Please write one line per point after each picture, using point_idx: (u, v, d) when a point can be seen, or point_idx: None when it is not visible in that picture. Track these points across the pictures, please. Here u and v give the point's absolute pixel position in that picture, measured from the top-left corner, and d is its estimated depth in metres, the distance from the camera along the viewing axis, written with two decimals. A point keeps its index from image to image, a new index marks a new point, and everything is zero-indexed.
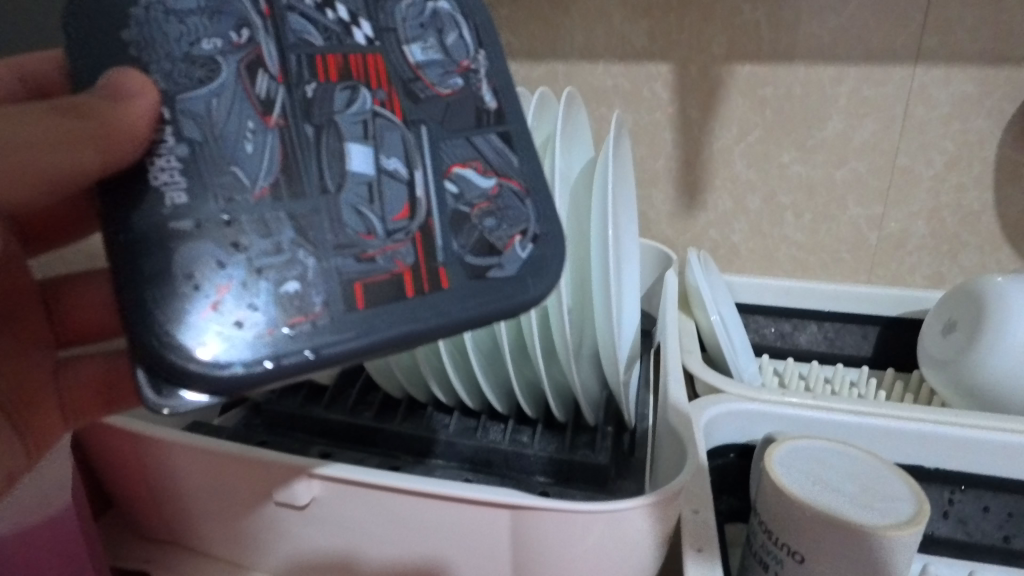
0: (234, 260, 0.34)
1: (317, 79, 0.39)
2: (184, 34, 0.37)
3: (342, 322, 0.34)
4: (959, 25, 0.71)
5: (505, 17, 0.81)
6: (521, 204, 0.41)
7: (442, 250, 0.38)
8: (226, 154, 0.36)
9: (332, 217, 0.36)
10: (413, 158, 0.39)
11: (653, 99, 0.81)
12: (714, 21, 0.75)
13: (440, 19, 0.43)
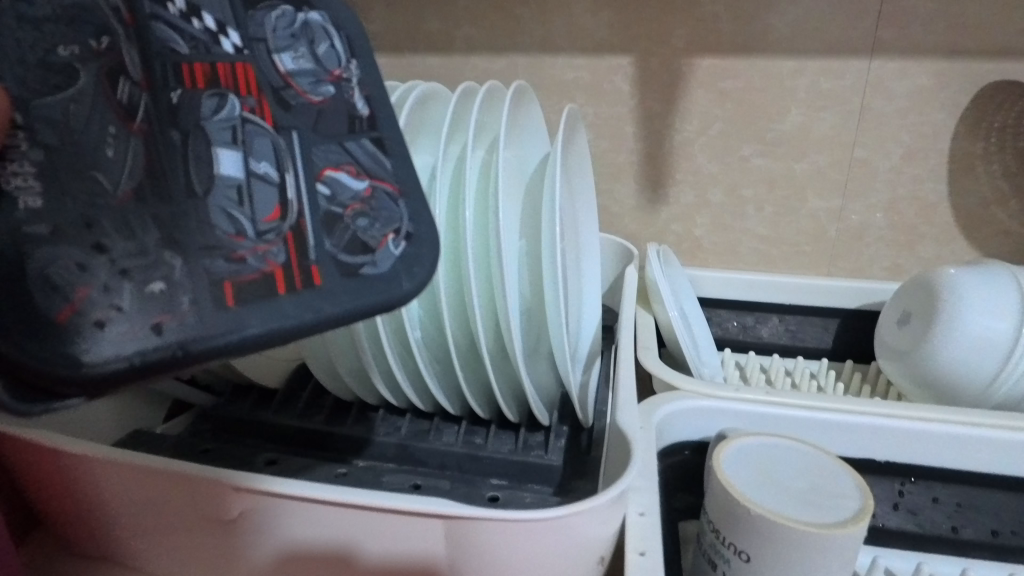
0: (96, 261, 0.35)
1: (183, 87, 0.40)
2: (39, 39, 0.38)
3: (205, 319, 0.33)
4: (914, 17, 0.71)
5: (464, 8, 0.80)
6: (395, 205, 0.40)
7: (315, 249, 0.37)
8: (87, 158, 0.37)
9: (200, 220, 0.37)
10: (285, 162, 0.39)
11: (614, 92, 0.80)
12: (673, 13, 0.75)
13: (311, 29, 0.42)
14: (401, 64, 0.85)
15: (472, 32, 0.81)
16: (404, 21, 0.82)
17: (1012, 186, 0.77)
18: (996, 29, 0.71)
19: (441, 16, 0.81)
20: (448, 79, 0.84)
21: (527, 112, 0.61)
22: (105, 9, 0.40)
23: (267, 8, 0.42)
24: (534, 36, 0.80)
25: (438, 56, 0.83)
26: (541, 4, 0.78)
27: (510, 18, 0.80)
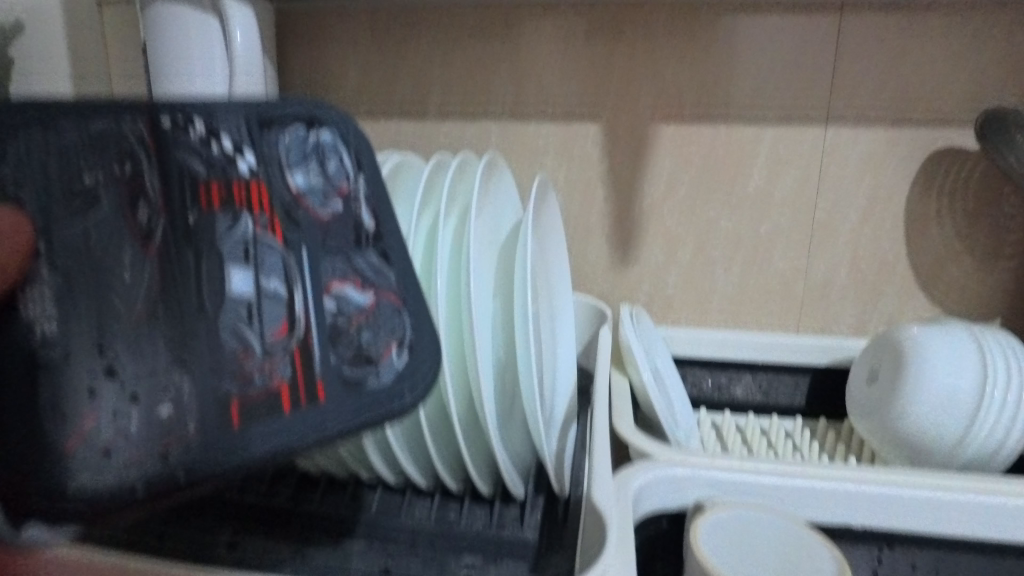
0: (108, 386, 0.39)
1: (199, 210, 0.42)
2: (69, 171, 0.42)
3: (214, 440, 0.38)
4: (862, 88, 0.77)
5: (439, 79, 0.84)
6: (397, 316, 0.43)
7: (320, 363, 0.41)
8: (105, 282, 0.41)
9: (209, 341, 0.40)
10: (293, 278, 0.42)
11: (583, 156, 0.82)
12: (639, 83, 0.79)
13: (322, 148, 0.45)
14: (377, 130, 0.87)
15: (446, 100, 0.84)
16: (381, 90, 0.85)
17: (967, 246, 0.80)
18: (938, 98, 0.76)
19: (417, 85, 0.85)
20: (422, 145, 0.87)
21: (499, 184, 0.63)
22: (130, 139, 0.43)
23: (280, 129, 0.45)
24: (506, 103, 0.83)
25: (414, 122, 0.86)
26: (514, 74, 0.82)
27: (483, 87, 0.83)
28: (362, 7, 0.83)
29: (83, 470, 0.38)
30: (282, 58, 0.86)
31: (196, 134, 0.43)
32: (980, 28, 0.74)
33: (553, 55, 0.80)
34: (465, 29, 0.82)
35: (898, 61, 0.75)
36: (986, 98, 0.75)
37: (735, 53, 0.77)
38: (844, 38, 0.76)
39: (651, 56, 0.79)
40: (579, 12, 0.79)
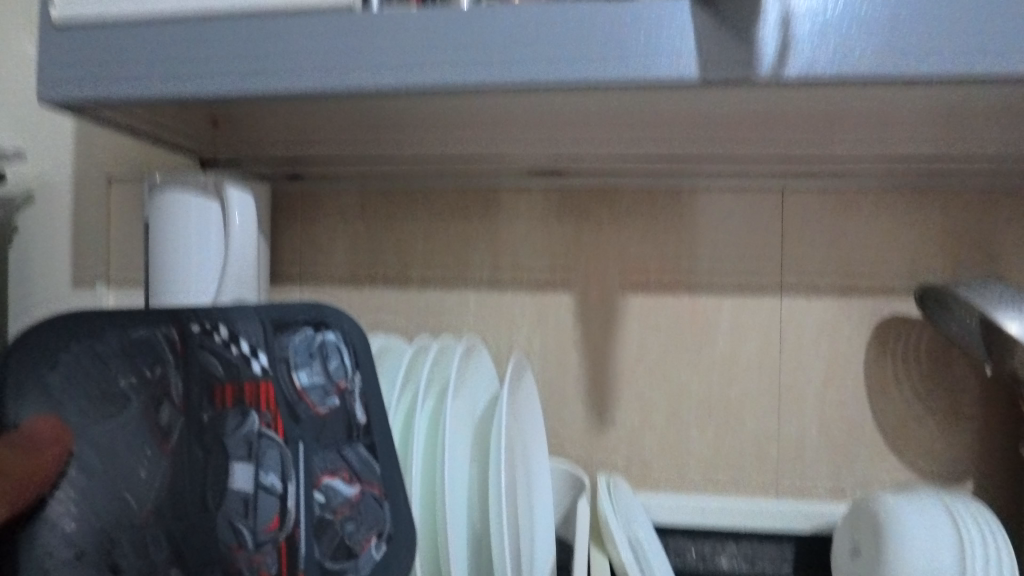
0: (118, 571, 0.49)
1: (214, 408, 0.56)
2: (103, 375, 0.53)
3: None
4: (809, 262, 0.84)
5: (422, 253, 0.91)
6: (378, 506, 0.59)
7: (304, 558, 0.56)
8: (121, 475, 0.51)
9: (219, 525, 0.53)
10: (288, 476, 0.57)
11: (557, 324, 0.87)
12: (607, 257, 0.87)
13: (325, 347, 0.62)
14: (362, 298, 0.92)
15: (429, 270, 0.91)
16: (368, 262, 0.92)
17: (929, 408, 0.82)
18: (878, 271, 0.83)
19: (401, 257, 0.91)
20: (405, 312, 0.91)
21: (478, 363, 0.67)
22: (161, 343, 0.56)
23: (291, 333, 0.61)
24: (484, 273, 0.89)
25: (397, 290, 0.91)
26: (492, 249, 0.89)
27: (464, 259, 0.90)
28: (353, 190, 0.92)
29: None
30: (279, 233, 0.94)
31: (220, 339, 0.59)
32: (905, 211, 0.83)
33: (528, 232, 0.88)
34: (448, 209, 0.90)
35: (838, 239, 0.84)
36: (921, 271, 0.83)
37: (691, 231, 0.86)
38: (787, 220, 0.84)
39: (616, 234, 0.87)
40: (550, 196, 0.88)
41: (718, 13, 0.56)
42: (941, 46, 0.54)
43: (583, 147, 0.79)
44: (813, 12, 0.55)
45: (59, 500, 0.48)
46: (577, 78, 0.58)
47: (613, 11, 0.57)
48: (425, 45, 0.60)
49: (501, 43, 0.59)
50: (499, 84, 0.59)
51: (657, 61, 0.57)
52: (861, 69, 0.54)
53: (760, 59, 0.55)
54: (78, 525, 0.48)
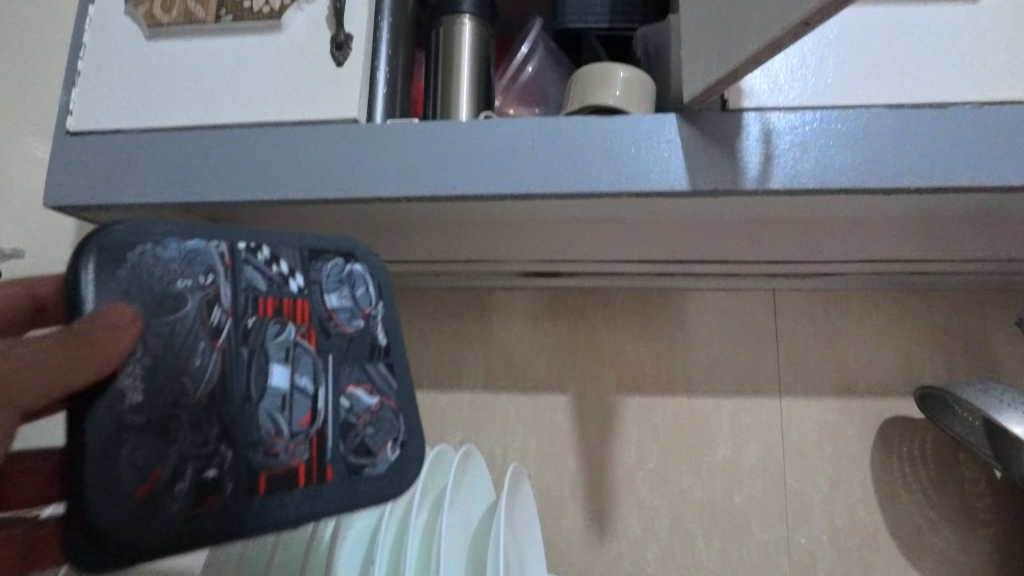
0: (172, 450, 0.43)
1: (258, 315, 0.49)
2: (164, 276, 0.45)
3: (243, 504, 0.45)
4: (805, 363, 0.84)
5: (415, 350, 0.90)
6: (393, 419, 0.55)
7: (332, 451, 0.51)
8: (178, 365, 0.44)
9: (251, 419, 0.47)
10: (320, 378, 0.51)
11: (553, 426, 0.85)
12: (601, 359, 0.86)
13: (353, 276, 0.56)
14: None
15: (422, 371, 0.89)
16: None
17: (942, 515, 0.79)
18: (874, 372, 0.83)
19: None
20: None
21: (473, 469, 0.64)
22: (212, 252, 0.48)
23: (325, 259, 0.55)
24: (478, 375, 0.88)
25: None
26: (487, 349, 0.89)
27: (456, 361, 0.89)
28: None
29: (133, 531, 0.40)
30: None
31: (262, 258, 0.51)
32: (894, 312, 0.85)
33: (522, 333, 0.88)
34: (443, 310, 0.91)
35: (832, 339, 0.84)
36: (917, 372, 0.83)
37: (685, 332, 0.86)
38: (779, 320, 0.85)
39: (611, 335, 0.87)
40: (544, 297, 0.89)
41: (703, 129, 0.59)
42: (910, 161, 0.57)
43: (577, 249, 0.81)
44: (791, 129, 0.59)
45: (126, 374, 0.41)
46: (570, 190, 0.60)
47: (603, 128, 0.61)
48: (426, 157, 0.63)
49: (498, 155, 0.62)
50: (495, 195, 0.61)
51: (647, 175, 0.59)
52: (840, 180, 0.57)
53: (744, 171, 0.59)
54: (139, 403, 0.42)
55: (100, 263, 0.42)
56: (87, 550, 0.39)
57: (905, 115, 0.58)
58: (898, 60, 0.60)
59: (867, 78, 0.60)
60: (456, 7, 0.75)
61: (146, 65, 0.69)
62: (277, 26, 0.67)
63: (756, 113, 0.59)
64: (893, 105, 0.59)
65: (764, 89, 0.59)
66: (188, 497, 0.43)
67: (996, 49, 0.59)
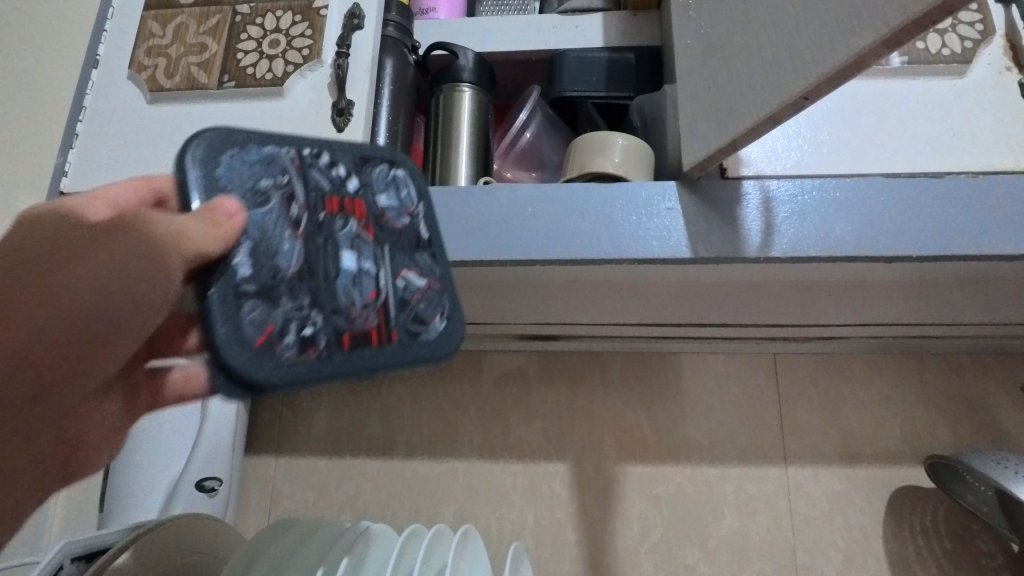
0: (276, 310, 0.43)
1: (325, 206, 0.48)
2: (249, 177, 0.45)
3: (336, 358, 0.45)
4: (810, 429, 0.82)
5: (408, 415, 0.87)
6: (439, 297, 0.53)
7: (396, 318, 0.50)
8: (273, 247, 0.44)
9: (330, 291, 0.46)
10: (380, 261, 0.50)
11: (552, 496, 0.81)
12: (601, 425, 0.84)
13: (398, 180, 0.55)
14: (341, 470, 0.86)
15: (414, 437, 0.86)
16: (351, 430, 0.87)
17: None
18: (881, 439, 0.81)
19: (386, 424, 0.87)
20: (386, 486, 0.84)
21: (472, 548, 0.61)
22: (283, 156, 0.47)
23: (374, 164, 0.53)
24: (473, 441, 0.85)
25: (380, 461, 0.86)
26: (483, 415, 0.86)
27: (451, 427, 0.86)
28: None
29: (259, 371, 0.40)
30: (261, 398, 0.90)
31: (324, 161, 0.50)
32: (896, 377, 0.83)
33: (520, 397, 0.86)
34: (439, 374, 0.89)
35: (836, 405, 0.83)
36: (924, 438, 0.81)
37: (686, 397, 0.84)
38: (781, 385, 0.84)
39: (611, 400, 0.85)
40: (542, 360, 0.88)
41: (702, 197, 0.59)
42: (910, 228, 0.57)
43: (575, 312, 0.80)
44: (791, 196, 0.59)
45: (238, 254, 0.41)
46: (571, 256, 0.60)
47: (602, 195, 0.61)
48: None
49: (497, 221, 0.61)
50: (496, 261, 0.61)
51: (648, 243, 0.59)
52: (841, 247, 0.57)
53: (745, 238, 0.58)
54: (249, 268, 0.42)
55: (203, 160, 0.43)
56: (226, 390, 0.40)
57: (902, 182, 0.59)
58: (890, 131, 0.61)
59: (861, 147, 0.61)
60: (457, 76, 0.76)
61: (145, 128, 0.69)
62: (279, 92, 0.68)
63: (755, 180, 0.60)
64: (888, 173, 0.60)
65: (761, 157, 0.61)
66: (294, 347, 0.43)
67: (984, 121, 0.60)
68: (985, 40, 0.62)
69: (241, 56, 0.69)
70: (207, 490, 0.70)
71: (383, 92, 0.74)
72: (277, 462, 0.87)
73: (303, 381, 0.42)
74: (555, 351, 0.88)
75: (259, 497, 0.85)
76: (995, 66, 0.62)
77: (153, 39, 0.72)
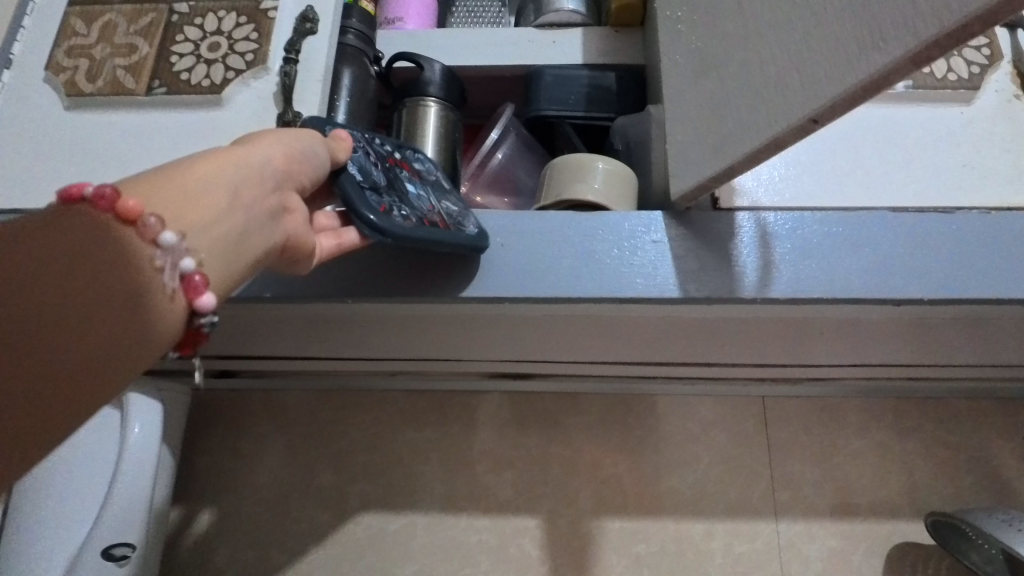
0: (383, 194, 0.48)
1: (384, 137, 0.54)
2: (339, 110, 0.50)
3: (431, 229, 0.49)
4: (802, 480, 0.75)
5: (363, 462, 0.78)
6: (466, 209, 0.56)
7: (452, 214, 0.53)
8: (369, 156, 0.49)
9: (407, 190, 0.51)
10: (426, 181, 0.55)
11: (521, 556, 0.73)
12: (577, 474, 0.76)
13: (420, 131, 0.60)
14: (284, 525, 0.76)
15: (369, 488, 0.77)
16: (298, 479, 0.78)
17: None
18: (878, 490, 0.75)
19: (337, 473, 0.78)
20: (336, 544, 0.75)
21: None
22: None
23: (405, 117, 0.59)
24: (435, 493, 0.76)
25: (330, 515, 0.76)
26: (446, 463, 0.77)
27: (411, 477, 0.77)
28: (291, 390, 0.82)
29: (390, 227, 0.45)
30: (197, 441, 0.80)
31: None
32: (892, 422, 0.78)
33: (487, 444, 0.78)
34: (399, 416, 0.80)
35: (829, 453, 0.76)
36: (924, 491, 0.75)
37: (670, 445, 0.77)
38: (771, 431, 0.77)
39: (588, 448, 0.77)
40: (513, 401, 0.80)
41: (693, 229, 0.53)
42: (923, 268, 0.51)
43: (549, 350, 0.73)
44: (790, 231, 0.53)
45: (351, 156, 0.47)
46: (545, 294, 0.53)
47: (581, 224, 0.54)
48: (378, 255, 0.55)
49: (461, 253, 0.54)
50: (458, 298, 0.53)
51: (632, 280, 0.52)
52: (847, 289, 0.51)
53: (741, 278, 0.52)
54: (359, 165, 0.48)
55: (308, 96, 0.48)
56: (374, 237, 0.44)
57: (912, 218, 0.53)
58: (897, 160, 0.55)
59: (866, 177, 0.55)
60: (422, 91, 0.69)
61: (59, 138, 0.60)
62: (218, 101, 0.60)
63: (750, 212, 0.53)
64: (896, 207, 0.54)
65: (757, 187, 0.55)
66: (403, 216, 0.47)
67: (995, 152, 0.55)
68: (993, 66, 0.58)
69: (175, 59, 0.61)
70: (116, 559, 0.59)
71: (339, 107, 0.67)
72: (212, 516, 0.77)
73: (417, 240, 0.47)
74: (528, 391, 0.80)
75: (190, 557, 0.75)
76: (1004, 93, 0.58)
77: (75, 38, 0.63)
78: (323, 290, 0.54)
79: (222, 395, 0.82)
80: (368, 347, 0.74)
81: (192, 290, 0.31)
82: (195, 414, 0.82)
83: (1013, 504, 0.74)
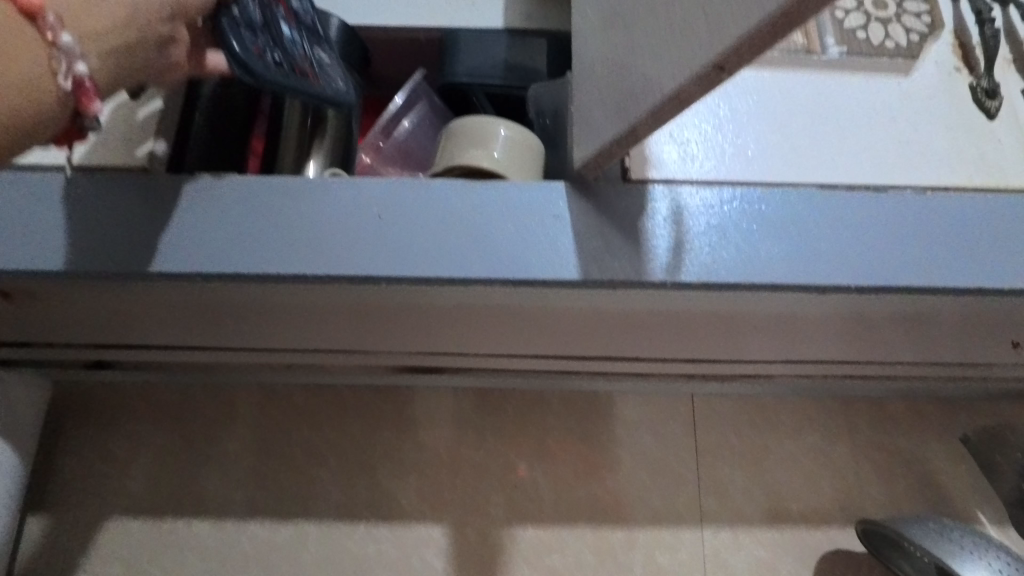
0: (262, 39, 0.44)
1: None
2: None
3: (315, 78, 0.46)
4: (731, 485, 0.70)
5: (252, 465, 0.70)
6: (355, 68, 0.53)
7: (339, 67, 0.50)
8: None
9: (290, 34, 0.47)
10: (311, 29, 0.51)
11: (424, 569, 0.66)
12: (489, 478, 0.69)
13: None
14: (158, 536, 0.68)
15: (257, 494, 0.69)
16: (176, 485, 0.69)
17: None
18: (810, 495, 0.70)
19: (222, 477, 0.70)
20: (216, 557, 0.67)
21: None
22: None
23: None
24: (331, 499, 0.69)
25: (211, 524, 0.68)
26: (345, 466, 0.70)
27: (305, 481, 0.69)
28: (175, 384, 0.73)
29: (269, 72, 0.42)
30: (63, 441, 0.71)
31: None
32: (827, 424, 0.73)
33: (392, 445, 0.71)
34: (296, 414, 0.72)
35: (760, 456, 0.71)
36: (856, 496, 0.70)
37: (591, 447, 0.71)
38: (701, 433, 0.72)
39: (502, 449, 0.70)
40: (424, 399, 0.73)
41: (598, 204, 0.46)
42: (851, 252, 0.46)
43: (460, 342, 0.66)
44: (707, 208, 0.46)
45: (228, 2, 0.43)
46: (427, 274, 0.45)
47: (472, 192, 0.46)
48: (236, 224, 0.46)
49: (332, 224, 0.46)
50: (328, 278, 0.45)
51: (527, 259, 0.45)
52: (767, 273, 0.45)
53: (649, 259, 0.45)
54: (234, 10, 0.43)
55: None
56: (254, 79, 0.42)
57: (840, 196, 0.47)
58: (829, 133, 0.50)
59: (794, 150, 0.49)
60: None
61: None
62: None
63: (665, 185, 0.47)
64: (825, 185, 0.48)
65: (672, 158, 0.48)
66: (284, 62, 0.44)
67: (932, 127, 0.51)
68: (932, 35, 0.53)
69: None
70: None
71: None
72: (74, 527, 0.68)
73: (300, 88, 0.43)
74: (441, 386, 0.73)
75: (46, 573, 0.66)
76: (944, 65, 0.53)
77: None
78: (168, 266, 0.46)
79: (96, 389, 0.73)
80: (256, 337, 0.66)
81: (82, 95, 0.37)
82: (62, 411, 0.72)
83: (946, 510, 0.70)
